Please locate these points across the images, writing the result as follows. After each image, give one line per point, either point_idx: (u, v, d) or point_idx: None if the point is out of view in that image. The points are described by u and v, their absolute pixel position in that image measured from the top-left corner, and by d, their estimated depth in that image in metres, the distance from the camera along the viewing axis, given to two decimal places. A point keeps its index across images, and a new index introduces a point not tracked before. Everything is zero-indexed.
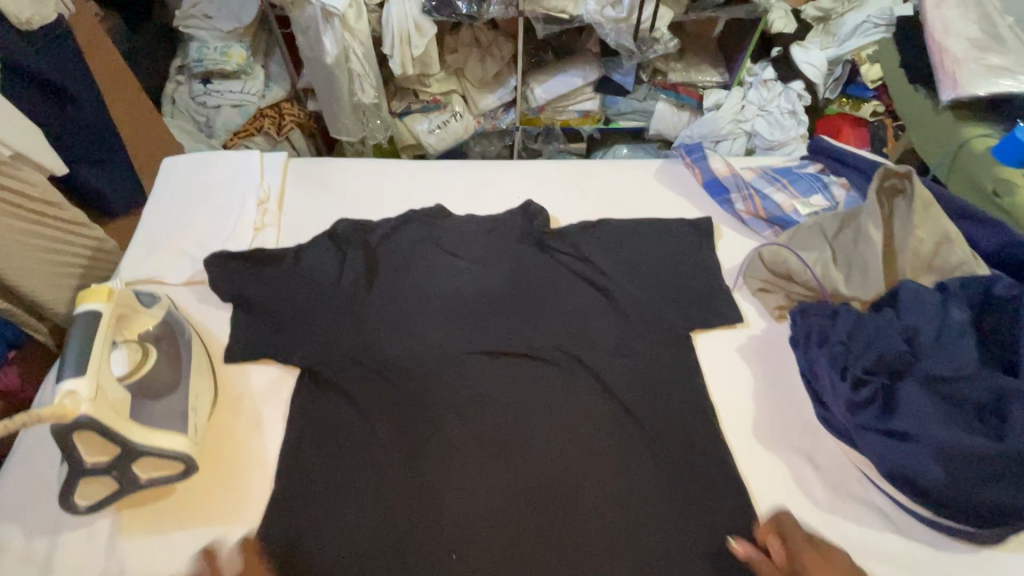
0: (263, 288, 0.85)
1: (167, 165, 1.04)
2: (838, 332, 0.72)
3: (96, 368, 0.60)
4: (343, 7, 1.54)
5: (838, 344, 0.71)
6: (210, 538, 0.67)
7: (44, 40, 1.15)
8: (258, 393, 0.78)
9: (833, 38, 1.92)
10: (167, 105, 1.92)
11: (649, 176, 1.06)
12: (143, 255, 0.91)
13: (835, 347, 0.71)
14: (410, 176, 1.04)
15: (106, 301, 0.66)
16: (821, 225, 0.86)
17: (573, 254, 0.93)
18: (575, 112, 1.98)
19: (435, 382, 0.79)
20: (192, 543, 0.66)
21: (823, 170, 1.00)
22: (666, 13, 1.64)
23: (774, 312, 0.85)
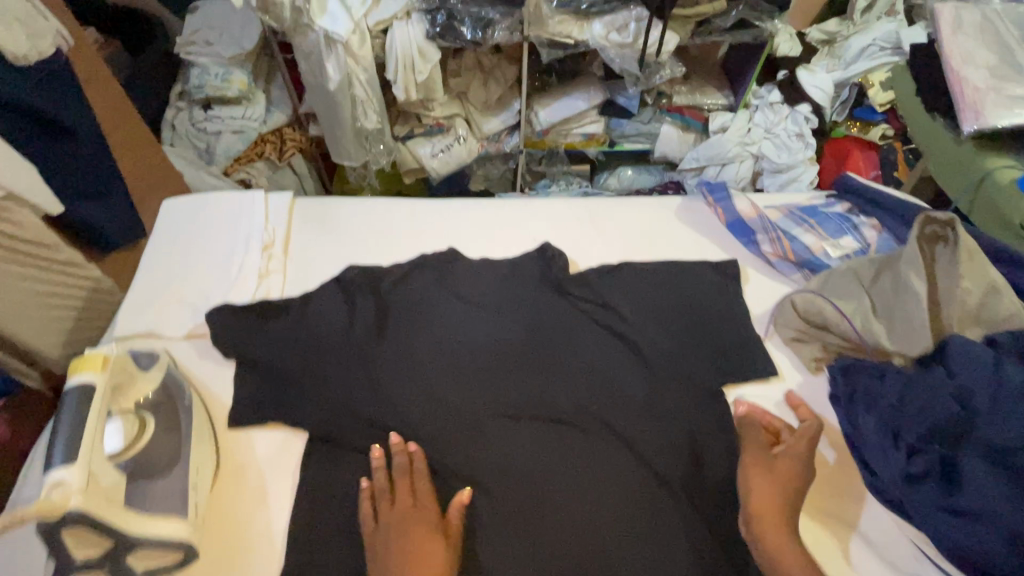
0: (269, 344, 0.80)
1: (167, 207, 0.98)
2: (885, 396, 0.69)
3: (87, 454, 0.55)
4: (345, 33, 1.51)
5: (886, 407, 0.68)
6: None
7: (41, 75, 1.11)
8: (263, 462, 0.73)
9: (839, 61, 1.87)
10: (167, 132, 1.87)
11: (669, 213, 1.01)
12: (142, 305, 0.86)
13: (884, 411, 0.68)
14: (421, 217, 1.00)
15: (99, 371, 0.61)
16: (856, 272, 0.82)
17: (593, 299, 0.88)
18: (578, 135, 1.94)
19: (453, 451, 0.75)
20: None
21: (853, 210, 0.97)
22: (673, 37, 1.59)
23: (810, 364, 0.82)
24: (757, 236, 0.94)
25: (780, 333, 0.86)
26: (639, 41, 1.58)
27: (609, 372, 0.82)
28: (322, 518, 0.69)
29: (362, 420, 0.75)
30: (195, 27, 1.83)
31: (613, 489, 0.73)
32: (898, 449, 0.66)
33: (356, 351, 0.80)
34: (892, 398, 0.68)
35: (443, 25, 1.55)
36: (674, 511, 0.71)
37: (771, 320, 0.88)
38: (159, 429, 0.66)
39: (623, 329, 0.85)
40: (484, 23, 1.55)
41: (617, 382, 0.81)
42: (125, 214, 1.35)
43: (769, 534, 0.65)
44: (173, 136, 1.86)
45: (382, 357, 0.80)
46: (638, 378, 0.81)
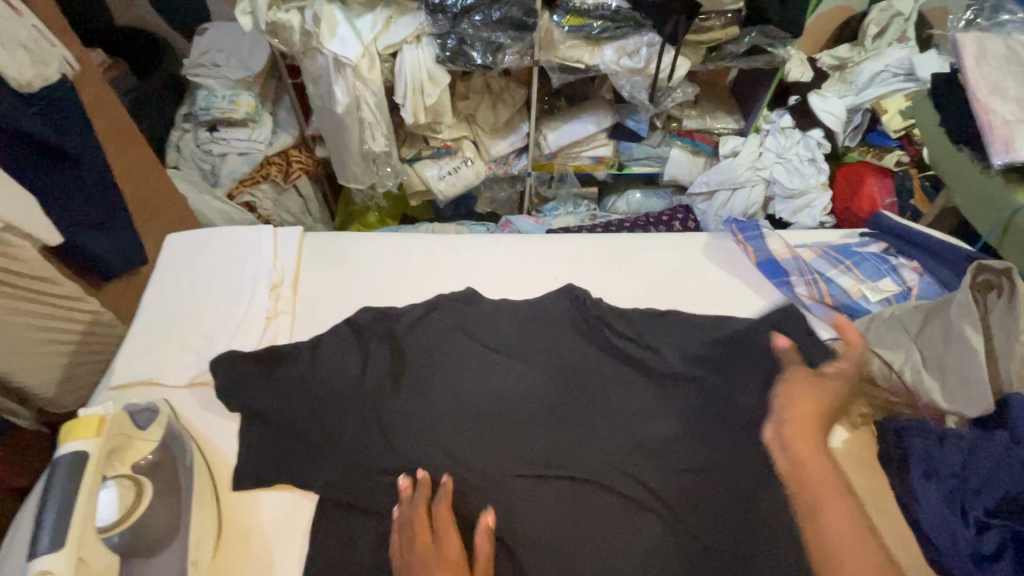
0: (278, 396, 0.75)
1: (172, 241, 0.94)
2: (949, 460, 0.65)
3: (78, 537, 0.49)
4: (355, 57, 1.48)
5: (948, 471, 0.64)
6: None
7: (46, 101, 1.08)
8: (270, 526, 0.68)
9: (851, 86, 1.85)
10: (171, 153, 1.84)
11: (695, 250, 0.96)
12: (142, 349, 0.81)
13: (946, 475, 0.64)
14: (436, 252, 0.95)
15: (94, 437, 0.55)
16: (901, 319, 0.77)
17: (620, 342, 0.83)
18: (588, 158, 1.91)
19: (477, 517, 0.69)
20: None
21: (889, 250, 0.92)
22: (684, 63, 1.56)
23: (855, 420, 0.76)
24: (790, 277, 0.90)
25: None
26: (650, 66, 1.56)
27: (640, 424, 0.77)
28: None
29: (378, 476, 0.70)
30: (202, 49, 1.82)
31: (649, 556, 0.67)
32: (967, 525, 0.61)
33: (371, 403, 0.75)
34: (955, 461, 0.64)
35: (453, 49, 1.52)
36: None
37: None
38: (158, 494, 0.61)
39: (651, 374, 0.81)
40: (495, 47, 1.51)
41: (649, 435, 0.76)
42: (126, 242, 1.31)
43: (794, 436, 0.69)
44: (178, 158, 1.83)
45: (398, 409, 0.75)
46: (672, 432, 0.76)
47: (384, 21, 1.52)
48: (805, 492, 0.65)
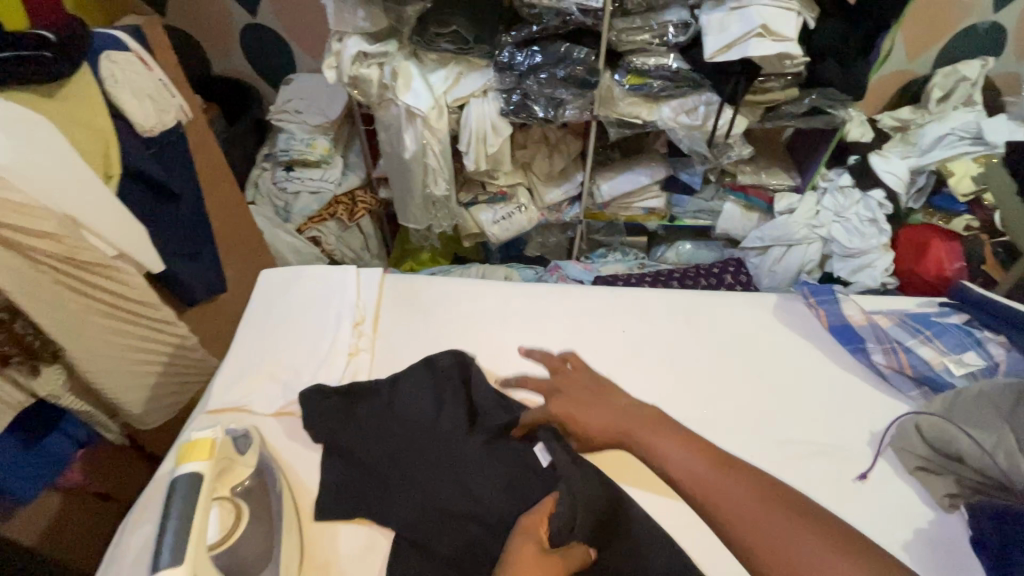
0: (360, 438, 0.78)
1: (263, 276, 1.02)
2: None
3: (194, 555, 0.53)
4: (426, 109, 1.59)
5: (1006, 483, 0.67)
6: None
7: (160, 144, 1.21)
8: (348, 561, 0.70)
9: (914, 147, 1.84)
10: (251, 189, 1.99)
11: (764, 311, 0.97)
12: (235, 376, 0.88)
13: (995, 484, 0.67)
14: (508, 299, 0.99)
15: (206, 460, 0.60)
16: (993, 400, 0.74)
17: (685, 403, 0.85)
18: (640, 209, 1.95)
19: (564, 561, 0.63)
20: None
21: (970, 321, 0.90)
22: (742, 121, 1.61)
23: (944, 500, 0.73)
24: (867, 344, 0.88)
25: (899, 455, 0.78)
26: (709, 123, 1.60)
27: None
28: None
29: (453, 519, 0.72)
30: (287, 97, 2.00)
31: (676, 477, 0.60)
32: None
33: (454, 455, 0.76)
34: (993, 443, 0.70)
35: (517, 103, 1.60)
36: (719, 471, 0.57)
37: (887, 441, 0.80)
38: (251, 518, 0.64)
39: (720, 436, 0.81)
40: (556, 102, 1.60)
41: None
42: (211, 271, 1.42)
43: (746, 390, 0.86)
44: (256, 193, 1.98)
45: (477, 465, 0.76)
46: None
47: (454, 77, 1.63)
48: (773, 458, 0.78)
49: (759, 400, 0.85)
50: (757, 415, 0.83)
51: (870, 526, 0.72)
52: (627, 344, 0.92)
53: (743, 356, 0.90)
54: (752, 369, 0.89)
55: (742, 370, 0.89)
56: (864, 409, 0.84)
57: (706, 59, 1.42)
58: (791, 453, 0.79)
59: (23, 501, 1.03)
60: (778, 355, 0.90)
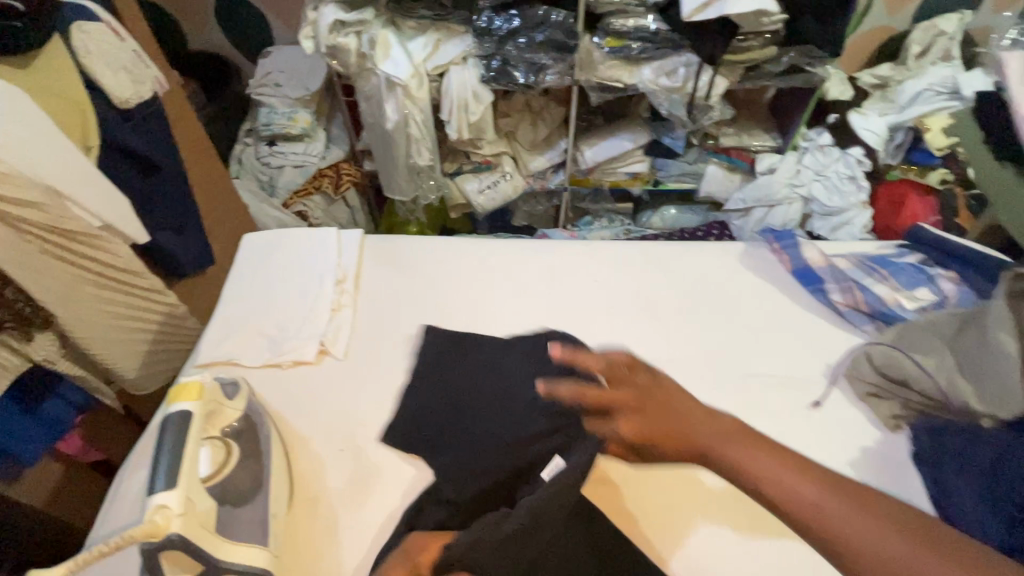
0: (433, 388, 0.81)
1: (246, 241, 1.05)
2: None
3: (186, 479, 0.57)
4: (406, 77, 1.59)
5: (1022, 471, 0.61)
6: None
7: (138, 117, 1.21)
8: (335, 493, 0.74)
9: (892, 105, 1.86)
10: (235, 165, 1.98)
11: (731, 259, 1.00)
12: (223, 335, 0.91)
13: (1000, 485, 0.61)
14: (485, 255, 1.02)
15: (195, 399, 0.64)
16: (937, 327, 0.80)
17: (655, 346, 0.89)
18: (623, 174, 1.96)
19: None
20: None
21: (925, 260, 0.94)
22: (721, 82, 1.64)
23: (889, 421, 0.78)
24: (826, 284, 0.93)
25: (852, 384, 0.83)
26: (689, 84, 1.62)
27: None
28: None
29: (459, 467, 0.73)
30: (265, 71, 1.99)
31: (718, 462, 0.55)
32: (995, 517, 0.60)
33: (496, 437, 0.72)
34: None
35: (497, 70, 1.60)
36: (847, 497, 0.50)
37: (843, 371, 0.85)
38: (242, 456, 0.68)
39: (687, 374, 0.85)
40: (537, 68, 1.60)
41: None
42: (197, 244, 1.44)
43: (713, 331, 0.90)
44: (240, 169, 1.97)
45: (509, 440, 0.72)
46: None
47: (433, 44, 1.63)
48: (736, 392, 0.83)
49: (725, 340, 0.89)
50: (724, 354, 0.87)
51: (825, 447, 0.77)
52: (602, 294, 0.96)
53: (710, 301, 0.94)
54: (719, 312, 0.93)
55: (709, 313, 0.93)
56: (824, 345, 0.88)
57: (683, 18, 1.44)
58: (753, 387, 0.83)
59: (25, 466, 1.07)
60: (744, 299, 0.94)
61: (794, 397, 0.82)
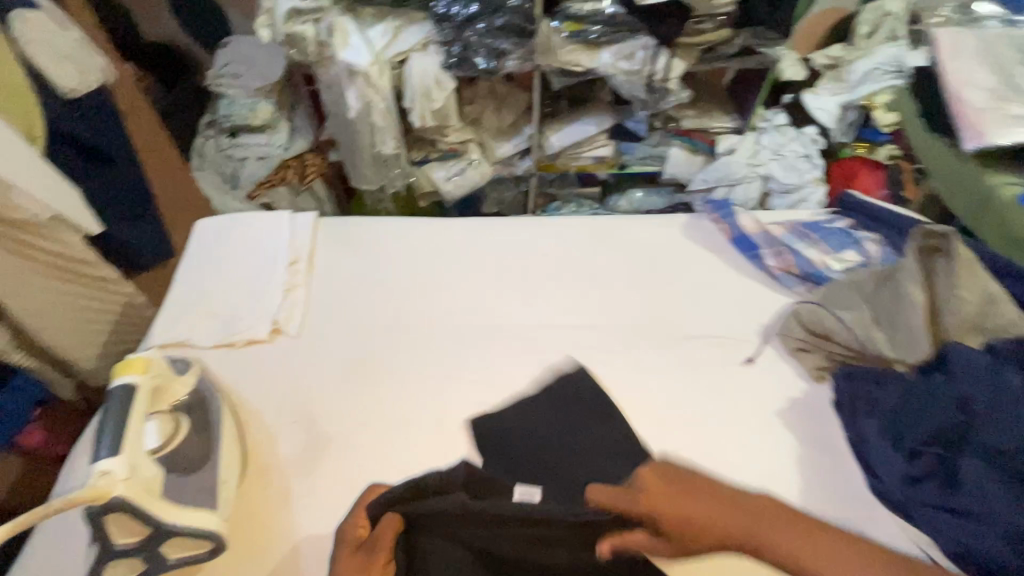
0: (525, 415, 0.80)
1: (198, 227, 1.05)
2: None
3: (131, 446, 0.59)
4: (367, 64, 1.58)
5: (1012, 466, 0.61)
6: None
7: (86, 106, 1.20)
8: (287, 462, 0.77)
9: (843, 84, 1.89)
10: (196, 158, 1.94)
11: (675, 230, 1.04)
12: (176, 317, 0.92)
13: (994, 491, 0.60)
14: (437, 233, 1.04)
15: (141, 373, 0.65)
16: (857, 284, 0.85)
17: (599, 314, 0.92)
18: (589, 159, 1.97)
19: (409, 558, 0.64)
20: None
21: (854, 226, 1.00)
22: (679, 64, 1.66)
23: (813, 372, 0.83)
24: (761, 250, 0.97)
25: (783, 340, 0.87)
26: (647, 68, 1.63)
27: (623, 381, 0.84)
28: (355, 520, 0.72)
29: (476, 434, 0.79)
30: (224, 61, 1.94)
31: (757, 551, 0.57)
32: (901, 453, 0.68)
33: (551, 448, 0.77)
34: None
35: (458, 56, 1.61)
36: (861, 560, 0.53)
37: (776, 331, 0.89)
38: (192, 428, 0.69)
39: (631, 339, 0.89)
40: (497, 53, 1.61)
41: (628, 385, 0.84)
42: (154, 236, 1.42)
43: (656, 298, 0.94)
44: (202, 162, 1.93)
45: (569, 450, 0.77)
46: (636, 375, 0.85)
47: (393, 32, 1.63)
48: (676, 354, 0.87)
49: (667, 306, 0.93)
50: (666, 320, 0.91)
51: (758, 400, 0.82)
52: (551, 268, 0.99)
53: (655, 270, 0.98)
54: (662, 280, 0.97)
55: (652, 280, 0.97)
56: (760, 307, 0.93)
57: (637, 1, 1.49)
58: (690, 347, 0.88)
59: None
60: (686, 268, 0.98)
61: (729, 356, 0.87)
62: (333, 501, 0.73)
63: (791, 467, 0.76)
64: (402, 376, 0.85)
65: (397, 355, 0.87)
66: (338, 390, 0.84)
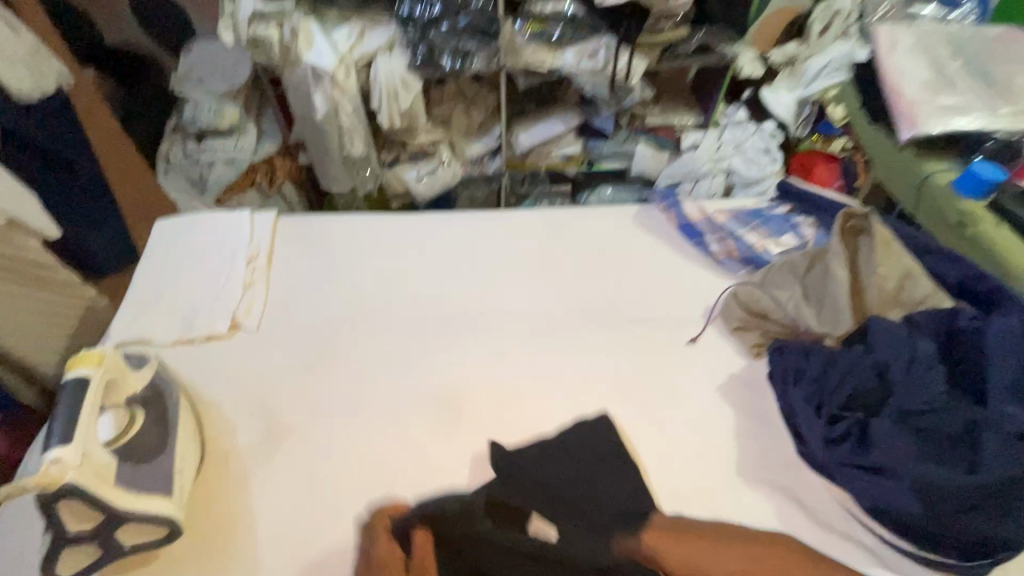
0: (544, 462, 0.75)
1: (159, 226, 1.06)
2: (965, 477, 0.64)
3: (83, 435, 0.61)
4: (331, 67, 1.60)
5: (924, 428, 0.69)
6: None
7: (42, 110, 1.19)
8: (246, 451, 0.79)
9: (799, 80, 1.92)
10: (161, 164, 1.88)
11: (626, 219, 1.08)
12: (135, 314, 0.93)
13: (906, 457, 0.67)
14: (396, 228, 1.07)
15: (95, 366, 0.67)
16: (792, 263, 0.89)
17: (552, 301, 0.96)
18: (558, 157, 2.01)
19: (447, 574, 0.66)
20: None
21: (793, 211, 1.05)
22: (640, 62, 1.68)
23: (752, 349, 0.88)
24: (705, 236, 1.02)
25: (724, 320, 0.91)
26: (609, 67, 1.66)
27: (574, 364, 0.88)
28: (311, 500, 0.74)
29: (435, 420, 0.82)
30: (189, 63, 1.86)
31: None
32: (822, 417, 0.73)
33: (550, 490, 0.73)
34: (937, 390, 0.70)
35: (424, 56, 1.62)
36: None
37: (716, 311, 0.94)
38: (149, 420, 0.70)
39: (583, 324, 0.93)
40: (463, 54, 1.61)
41: (579, 367, 0.88)
42: (117, 240, 1.42)
43: (606, 285, 0.98)
44: (167, 168, 1.86)
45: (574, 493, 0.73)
46: (587, 358, 0.89)
47: (358, 34, 1.64)
48: (625, 336, 0.91)
49: (617, 292, 0.97)
50: (616, 305, 0.95)
51: (700, 376, 0.86)
52: (507, 258, 1.02)
53: (606, 258, 1.02)
54: (613, 267, 1.01)
55: (604, 268, 1.01)
56: (704, 290, 0.97)
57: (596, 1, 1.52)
58: (637, 329, 0.92)
59: None
60: (637, 255, 1.03)
61: (674, 336, 0.91)
62: (289, 486, 0.76)
63: (728, 437, 0.80)
64: (361, 365, 0.88)
65: (355, 344, 0.90)
66: (298, 381, 0.86)
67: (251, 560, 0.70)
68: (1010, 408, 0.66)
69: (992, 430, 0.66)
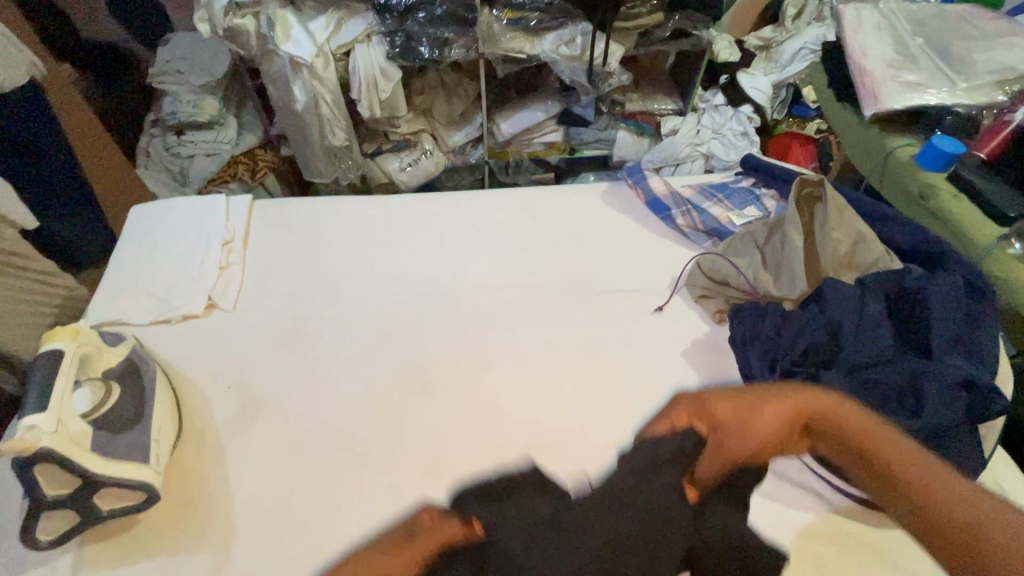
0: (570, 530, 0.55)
1: (134, 213, 1.07)
2: (910, 422, 0.66)
3: (58, 405, 0.63)
4: (310, 57, 1.58)
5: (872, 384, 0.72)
6: (176, 555, 0.69)
7: (14, 100, 1.19)
8: (223, 425, 0.80)
9: (775, 64, 1.98)
10: (142, 157, 1.88)
11: (596, 197, 1.11)
12: (112, 298, 0.94)
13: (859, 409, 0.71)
14: (372, 208, 1.09)
15: (70, 340, 0.69)
16: (753, 234, 0.93)
17: (525, 274, 0.99)
18: (540, 144, 2.02)
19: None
20: (164, 558, 0.69)
21: (756, 184, 1.08)
22: (618, 48, 1.70)
23: (715, 315, 0.91)
24: (671, 211, 1.05)
25: (689, 289, 0.95)
26: (586, 53, 1.68)
27: (547, 335, 0.90)
28: (285, 470, 0.76)
29: (410, 393, 0.84)
30: (166, 58, 1.87)
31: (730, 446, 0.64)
32: (776, 374, 0.77)
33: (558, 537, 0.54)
34: (884, 345, 0.74)
35: (402, 46, 1.62)
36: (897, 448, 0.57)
37: (681, 281, 0.97)
38: (125, 392, 0.72)
39: (554, 297, 0.95)
40: (441, 42, 1.62)
41: (550, 338, 0.90)
42: (97, 231, 1.43)
43: (577, 259, 1.01)
44: (148, 161, 1.87)
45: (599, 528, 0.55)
46: (557, 328, 0.91)
47: (335, 23, 1.62)
48: (594, 308, 0.94)
49: (588, 267, 0.99)
50: (586, 278, 0.98)
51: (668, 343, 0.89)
52: (480, 236, 1.04)
53: (577, 235, 1.05)
54: (584, 242, 1.03)
55: (576, 244, 1.03)
56: (672, 263, 1.00)
57: None
58: (605, 300, 0.95)
59: None
60: (607, 231, 1.05)
61: (643, 307, 0.94)
62: (266, 457, 0.78)
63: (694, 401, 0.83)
64: (338, 341, 0.90)
65: (331, 321, 0.92)
66: (275, 359, 0.87)
67: (225, 529, 0.71)
68: (951, 358, 0.69)
69: (935, 379, 0.67)
